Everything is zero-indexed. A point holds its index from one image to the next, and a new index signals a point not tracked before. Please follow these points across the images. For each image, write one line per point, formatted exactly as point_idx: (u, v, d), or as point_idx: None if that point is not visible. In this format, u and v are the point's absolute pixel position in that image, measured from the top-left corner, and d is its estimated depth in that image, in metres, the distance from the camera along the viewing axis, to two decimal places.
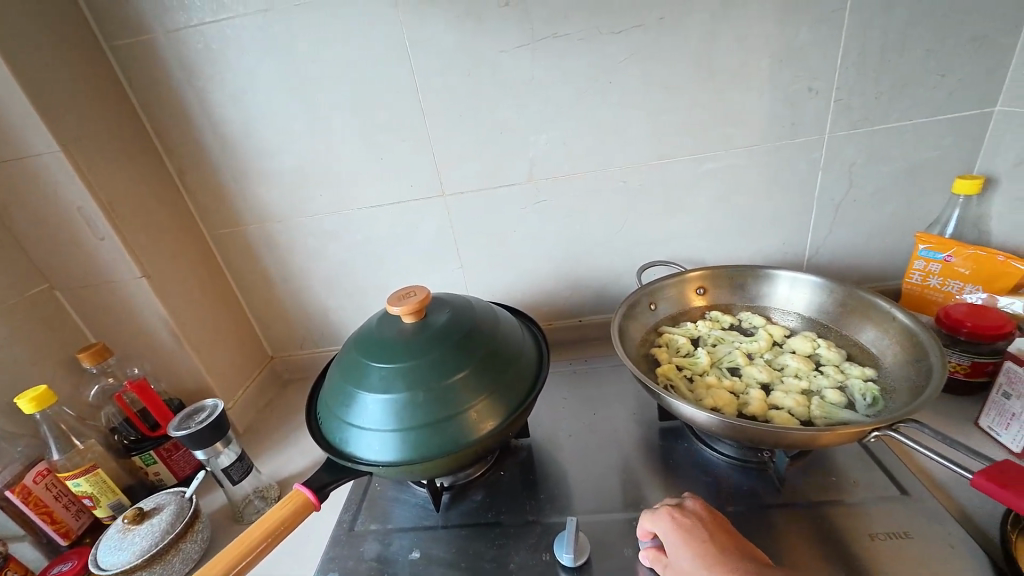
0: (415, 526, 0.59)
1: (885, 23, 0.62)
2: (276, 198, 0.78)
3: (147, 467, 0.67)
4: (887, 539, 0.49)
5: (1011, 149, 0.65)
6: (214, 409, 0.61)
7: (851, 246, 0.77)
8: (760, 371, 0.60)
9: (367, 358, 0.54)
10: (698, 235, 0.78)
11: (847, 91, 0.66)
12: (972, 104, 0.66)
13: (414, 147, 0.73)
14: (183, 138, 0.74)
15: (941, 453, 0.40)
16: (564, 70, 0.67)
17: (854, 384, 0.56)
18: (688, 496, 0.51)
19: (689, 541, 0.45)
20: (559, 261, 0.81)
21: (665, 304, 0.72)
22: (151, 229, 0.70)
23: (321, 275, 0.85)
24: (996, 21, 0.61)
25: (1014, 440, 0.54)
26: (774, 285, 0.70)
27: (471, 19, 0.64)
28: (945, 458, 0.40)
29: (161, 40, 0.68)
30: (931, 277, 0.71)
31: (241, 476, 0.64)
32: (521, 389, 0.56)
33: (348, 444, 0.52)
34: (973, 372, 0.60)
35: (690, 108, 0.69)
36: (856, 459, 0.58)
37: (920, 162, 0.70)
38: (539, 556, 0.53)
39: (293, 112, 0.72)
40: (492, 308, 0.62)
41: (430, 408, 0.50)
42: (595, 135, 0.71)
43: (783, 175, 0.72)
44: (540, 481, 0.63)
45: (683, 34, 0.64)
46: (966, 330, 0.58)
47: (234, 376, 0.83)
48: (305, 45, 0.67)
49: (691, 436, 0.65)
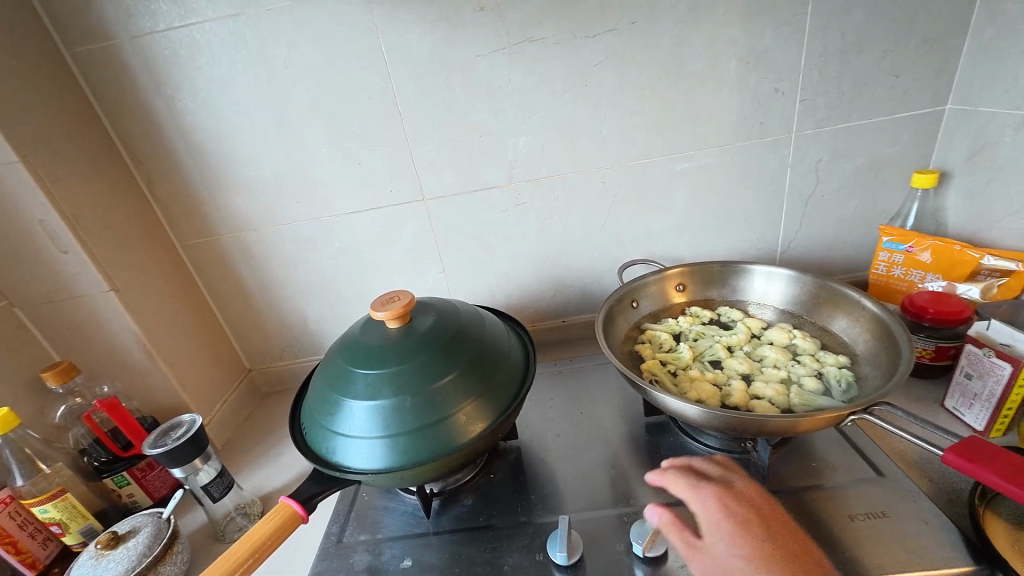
0: (405, 534, 0.58)
1: (843, 25, 0.65)
2: (251, 205, 0.76)
3: (119, 489, 0.64)
4: (865, 519, 0.51)
5: (962, 144, 0.69)
6: (191, 424, 0.59)
7: (820, 240, 0.80)
8: (740, 363, 0.61)
9: (352, 365, 0.53)
10: (676, 233, 0.79)
11: (810, 92, 0.69)
12: (926, 102, 0.70)
13: (393, 153, 0.73)
14: (151, 146, 0.72)
15: (914, 433, 0.42)
16: (539, 73, 0.68)
17: (829, 371, 0.58)
18: (741, 478, 0.50)
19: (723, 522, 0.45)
20: (541, 264, 0.82)
21: (647, 300, 0.73)
22: (119, 241, 0.67)
23: (299, 283, 0.83)
24: (943, 25, 0.65)
25: (977, 419, 0.57)
26: (748, 280, 0.72)
27: (447, 24, 0.64)
28: (918, 437, 0.42)
29: (124, 46, 0.65)
30: (895, 268, 0.74)
31: (221, 493, 0.62)
32: (509, 391, 0.56)
33: (335, 454, 0.51)
34: (937, 356, 0.63)
35: (664, 109, 0.70)
36: (833, 444, 0.60)
37: (881, 158, 0.74)
38: (532, 557, 0.53)
39: (268, 118, 0.70)
40: (477, 310, 0.62)
41: (418, 412, 0.50)
42: (572, 137, 0.72)
43: (754, 173, 0.75)
44: (530, 481, 0.63)
45: (655, 37, 0.66)
46: (929, 316, 0.61)
47: (210, 391, 0.80)
48: (277, 49, 0.66)
49: (676, 430, 0.66)
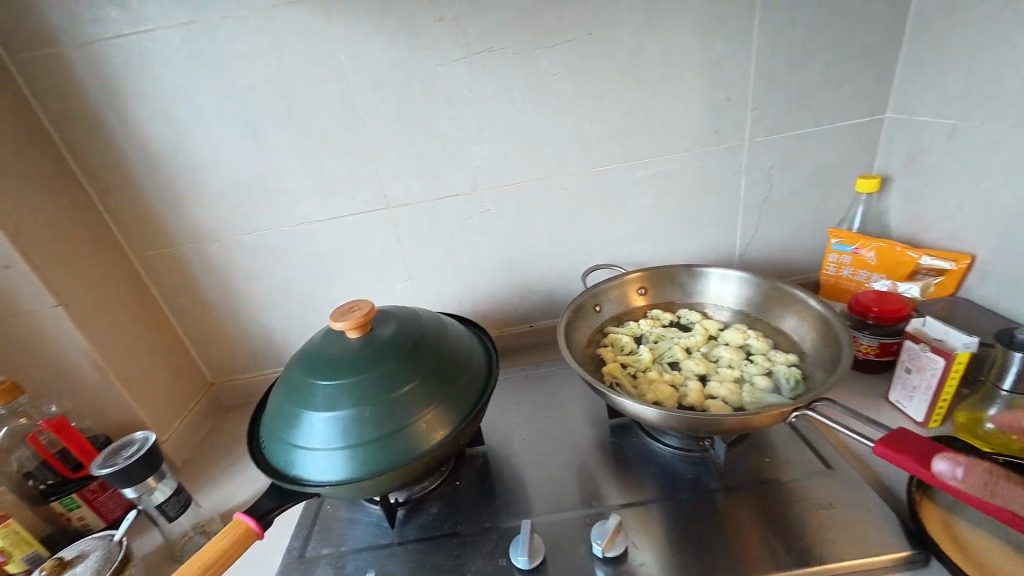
0: (369, 545, 0.57)
1: (788, 38, 0.68)
2: (210, 214, 0.75)
3: (69, 512, 0.61)
4: (814, 511, 0.53)
5: (901, 151, 0.73)
6: (143, 441, 0.58)
7: (775, 243, 0.83)
8: (697, 364, 0.63)
9: (311, 376, 0.53)
10: (638, 238, 0.81)
11: (760, 101, 0.72)
12: (866, 111, 0.74)
13: (355, 161, 0.72)
14: (101, 155, 0.70)
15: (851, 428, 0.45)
16: (500, 83, 0.69)
17: (779, 369, 0.61)
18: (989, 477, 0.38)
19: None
20: (507, 270, 0.82)
21: (610, 304, 0.75)
22: (67, 254, 0.65)
23: (262, 294, 0.82)
24: (879, 39, 0.69)
25: (917, 410, 0.60)
26: (705, 282, 0.75)
27: (407, 34, 0.65)
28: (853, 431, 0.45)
29: (71, 53, 0.63)
30: (844, 269, 0.77)
31: (177, 511, 0.60)
32: (471, 397, 0.56)
33: (294, 467, 0.50)
34: (882, 352, 0.66)
35: (623, 117, 0.72)
36: (787, 440, 0.63)
37: (828, 165, 0.77)
38: (496, 562, 0.53)
39: (225, 126, 0.69)
40: (439, 317, 0.62)
41: (378, 422, 0.50)
42: (535, 145, 0.73)
43: (711, 179, 0.77)
44: (496, 486, 0.63)
45: (611, 47, 0.67)
46: (873, 315, 0.65)
47: (169, 407, 0.78)
48: (234, 57, 0.65)
49: (639, 431, 0.68)
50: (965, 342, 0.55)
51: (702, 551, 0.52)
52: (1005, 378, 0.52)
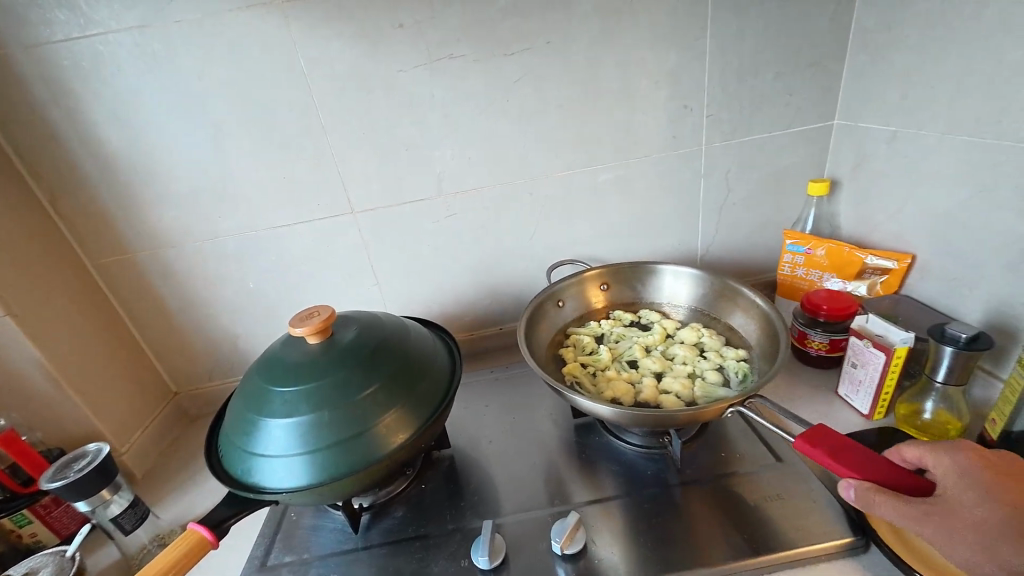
0: (333, 552, 0.57)
1: (739, 47, 0.71)
2: (169, 220, 0.74)
3: (20, 529, 0.59)
4: (763, 502, 0.55)
5: (848, 156, 0.77)
6: (96, 453, 0.58)
7: (735, 244, 0.86)
8: (653, 362, 0.65)
9: (270, 383, 0.52)
10: (603, 240, 0.83)
11: (715, 108, 0.75)
12: (816, 118, 0.77)
13: (319, 166, 0.72)
14: (52, 160, 0.68)
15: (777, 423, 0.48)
16: (462, 89, 0.70)
17: (730, 365, 0.63)
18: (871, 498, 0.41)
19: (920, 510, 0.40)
20: (475, 273, 0.83)
21: (571, 303, 0.76)
22: (16, 262, 0.63)
23: (228, 300, 0.81)
24: (825, 50, 0.73)
25: (863, 403, 0.63)
26: (660, 279, 0.77)
27: (367, 40, 0.65)
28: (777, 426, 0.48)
29: (18, 56, 0.62)
30: (798, 269, 0.80)
31: (134, 525, 0.60)
32: (433, 399, 0.56)
33: (252, 474, 0.50)
34: (832, 348, 0.69)
35: (585, 124, 0.74)
36: (742, 434, 0.65)
37: (782, 169, 0.80)
38: (458, 563, 0.54)
39: (183, 131, 0.68)
40: (402, 321, 0.63)
41: (337, 427, 0.50)
42: (498, 150, 0.74)
43: (671, 183, 0.80)
44: (462, 488, 0.64)
45: (570, 56, 0.69)
46: (824, 312, 0.68)
47: (129, 418, 0.76)
48: (191, 63, 0.64)
49: (602, 429, 0.69)
50: (903, 337, 0.57)
51: (658, 544, 0.53)
52: (938, 371, 0.55)
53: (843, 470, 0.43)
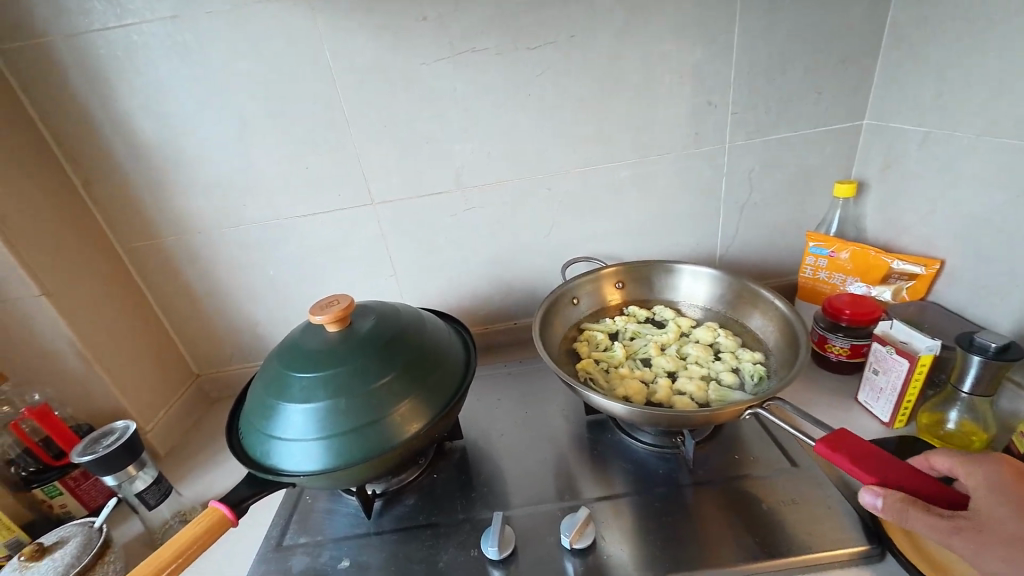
0: (346, 535, 0.58)
1: (767, 43, 0.69)
2: (195, 207, 0.75)
3: (51, 499, 0.62)
4: (776, 506, 0.55)
5: (877, 157, 0.75)
6: (124, 431, 0.60)
7: (755, 244, 0.85)
8: (666, 361, 0.65)
9: (290, 368, 0.54)
10: (620, 237, 0.83)
11: (740, 106, 0.73)
12: (844, 117, 0.75)
13: (341, 157, 0.73)
14: (87, 147, 0.70)
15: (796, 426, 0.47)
16: (484, 83, 0.70)
17: (746, 367, 0.62)
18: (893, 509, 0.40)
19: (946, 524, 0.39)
20: (491, 267, 0.83)
21: (586, 299, 0.76)
22: (52, 244, 0.66)
23: (249, 287, 0.83)
24: (857, 46, 0.71)
25: (883, 411, 0.61)
26: (678, 278, 0.76)
27: (391, 33, 0.65)
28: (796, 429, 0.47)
29: (57, 44, 0.64)
30: (820, 272, 0.78)
31: (158, 500, 0.62)
32: (447, 391, 0.57)
33: (270, 457, 0.52)
34: (853, 354, 0.68)
35: (604, 119, 0.73)
36: (757, 437, 0.64)
37: (808, 169, 0.79)
38: (467, 553, 0.55)
39: (211, 120, 0.70)
40: (418, 312, 0.63)
41: (354, 413, 0.51)
42: (518, 145, 0.74)
43: (692, 181, 0.79)
44: (473, 479, 0.64)
45: (593, 51, 0.69)
46: (846, 317, 0.66)
47: (154, 397, 0.78)
48: (219, 53, 0.66)
49: (614, 427, 0.69)
50: (928, 344, 0.56)
51: (667, 544, 0.53)
52: (964, 380, 0.53)
53: (863, 475, 0.42)
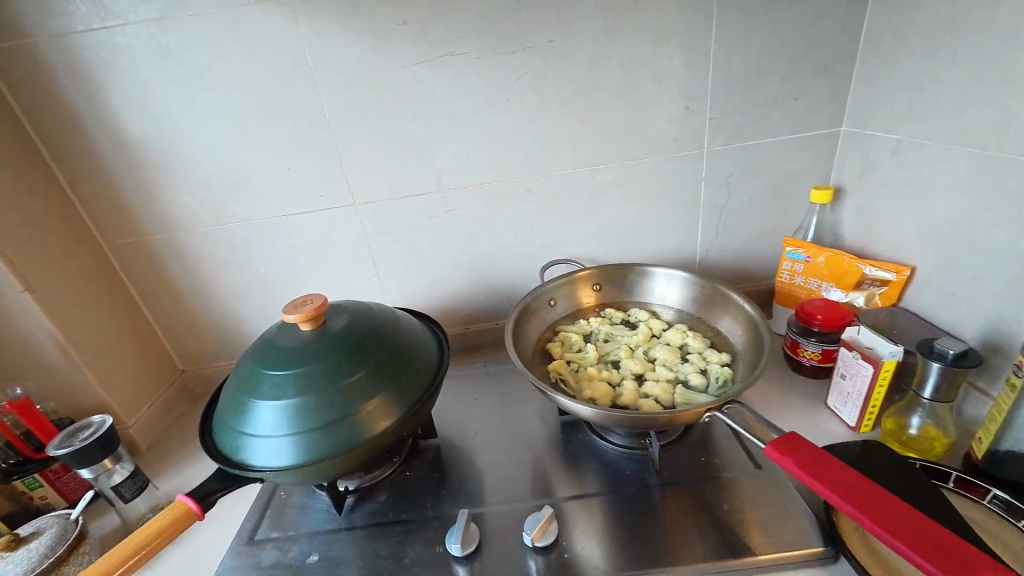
0: (317, 531, 0.60)
1: (744, 50, 0.70)
2: (180, 206, 0.77)
3: (31, 491, 0.63)
4: (738, 508, 0.56)
5: (853, 164, 0.76)
6: (100, 425, 0.61)
7: (734, 248, 0.85)
8: (634, 364, 0.66)
9: (262, 366, 0.55)
10: (600, 240, 0.83)
11: (718, 111, 0.74)
12: (822, 124, 0.76)
13: (323, 158, 0.74)
14: (73, 146, 0.71)
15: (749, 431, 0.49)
16: (464, 87, 0.71)
17: (712, 369, 0.63)
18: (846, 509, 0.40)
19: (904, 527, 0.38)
20: (472, 268, 0.84)
21: (563, 300, 0.77)
22: (37, 242, 0.67)
23: (233, 285, 0.84)
24: (834, 53, 0.71)
25: (850, 415, 0.62)
26: (652, 281, 0.77)
27: (372, 36, 0.66)
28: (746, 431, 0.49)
29: (43, 45, 0.65)
30: (797, 277, 0.79)
31: (134, 493, 0.63)
32: (417, 389, 0.58)
33: (241, 452, 0.53)
34: (824, 359, 0.69)
35: (584, 123, 0.74)
36: (724, 439, 0.65)
37: (785, 175, 0.79)
38: (433, 549, 0.56)
39: (195, 120, 0.71)
40: (392, 311, 0.64)
41: (323, 410, 0.52)
42: (499, 148, 0.75)
43: (671, 185, 0.79)
44: (445, 477, 0.65)
45: (572, 55, 0.69)
46: (818, 322, 0.67)
47: (138, 392, 0.80)
48: (203, 55, 0.67)
49: (587, 428, 0.70)
50: (891, 350, 0.57)
51: (629, 543, 0.54)
52: (925, 387, 0.54)
53: (811, 481, 0.42)
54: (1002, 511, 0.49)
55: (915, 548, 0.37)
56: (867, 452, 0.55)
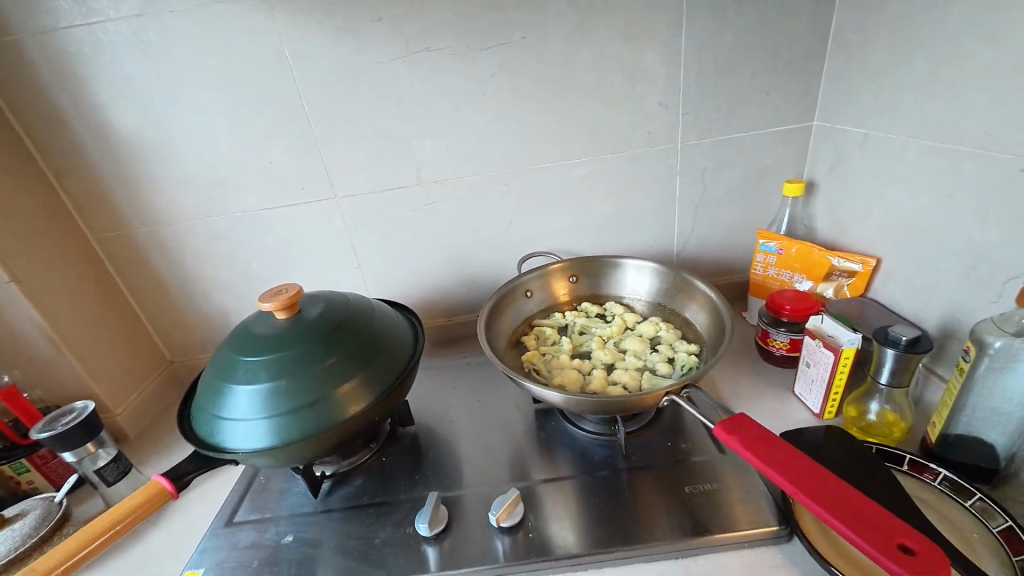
0: (293, 513, 0.61)
1: (715, 46, 0.71)
2: (165, 200, 0.78)
3: (18, 476, 0.65)
4: (700, 490, 0.57)
5: (824, 158, 0.77)
6: (82, 410, 0.63)
7: (711, 241, 0.87)
8: (605, 354, 0.67)
9: (237, 353, 0.56)
10: (578, 233, 0.85)
11: (690, 106, 0.75)
12: (793, 118, 0.77)
13: (304, 153, 0.76)
14: (60, 141, 0.73)
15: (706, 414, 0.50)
16: (440, 82, 0.72)
17: (679, 358, 0.65)
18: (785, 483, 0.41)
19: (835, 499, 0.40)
20: (452, 261, 0.86)
21: (539, 294, 0.79)
22: (22, 234, 0.68)
23: (218, 278, 0.85)
24: (803, 49, 0.73)
25: (815, 402, 0.64)
26: (627, 275, 0.79)
27: (349, 33, 0.68)
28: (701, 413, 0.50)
29: (27, 41, 0.67)
30: (770, 269, 0.80)
31: (117, 477, 0.65)
32: (390, 375, 0.59)
33: (217, 435, 0.54)
34: (793, 348, 0.70)
35: (558, 119, 0.76)
36: (693, 426, 0.67)
37: (759, 169, 0.81)
38: (404, 530, 0.57)
39: (177, 116, 0.72)
40: (368, 301, 0.66)
41: (296, 394, 0.54)
42: (475, 142, 0.77)
43: (647, 179, 0.81)
44: (420, 462, 0.67)
45: (545, 52, 0.71)
46: (787, 313, 0.69)
47: (126, 382, 0.82)
48: (183, 52, 0.68)
49: (561, 415, 0.72)
50: (851, 338, 0.58)
51: (594, 523, 0.56)
52: (882, 373, 0.55)
53: (753, 457, 0.44)
54: (950, 491, 0.50)
55: (842, 519, 0.39)
56: (827, 437, 0.57)
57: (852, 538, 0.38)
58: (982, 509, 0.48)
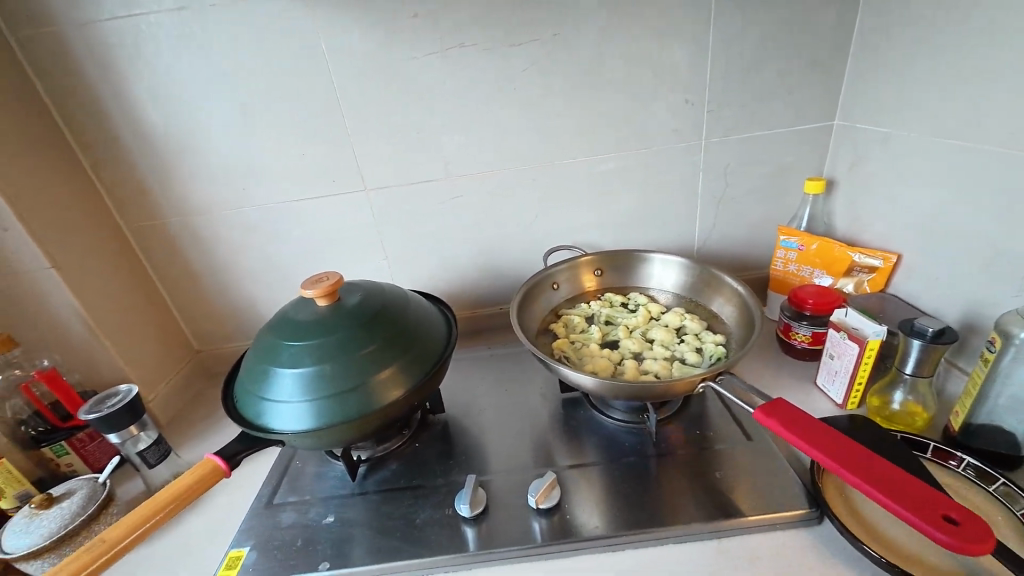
0: (332, 495, 0.63)
1: (742, 44, 0.73)
2: (198, 190, 0.80)
3: (58, 458, 0.67)
4: (731, 475, 0.59)
5: (845, 156, 0.79)
6: (126, 393, 0.64)
7: (732, 237, 0.89)
8: (633, 343, 0.69)
9: (281, 338, 0.58)
10: (602, 227, 0.87)
11: (716, 103, 0.77)
12: (816, 117, 0.79)
13: (337, 146, 0.77)
14: (98, 131, 0.74)
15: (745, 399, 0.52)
16: (471, 77, 0.73)
17: (707, 348, 0.67)
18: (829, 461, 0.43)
19: (878, 475, 0.42)
20: (478, 253, 0.87)
21: (565, 286, 0.81)
22: (61, 222, 0.70)
23: (248, 268, 0.87)
24: (827, 49, 0.74)
25: (838, 393, 0.66)
26: (651, 267, 0.81)
27: (385, 28, 0.69)
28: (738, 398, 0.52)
29: (69, 32, 0.68)
30: (790, 265, 0.82)
31: (157, 459, 0.66)
32: (427, 363, 0.61)
33: (262, 417, 0.56)
34: (814, 341, 0.72)
35: (586, 115, 0.77)
36: (719, 415, 0.69)
37: (781, 166, 0.83)
38: (443, 511, 0.59)
39: (213, 107, 0.74)
40: (403, 291, 0.68)
41: (339, 378, 0.55)
42: (504, 137, 0.78)
43: (671, 175, 0.82)
44: (453, 448, 0.69)
45: (576, 49, 0.73)
46: (809, 306, 0.70)
47: (157, 370, 0.83)
48: (222, 44, 0.70)
49: (588, 404, 0.73)
50: (876, 330, 0.60)
51: (627, 506, 0.57)
52: (908, 363, 0.57)
53: (795, 437, 0.46)
54: (974, 476, 0.52)
55: (887, 493, 0.40)
56: (852, 425, 0.59)
57: (898, 511, 0.40)
58: (1006, 493, 0.50)
